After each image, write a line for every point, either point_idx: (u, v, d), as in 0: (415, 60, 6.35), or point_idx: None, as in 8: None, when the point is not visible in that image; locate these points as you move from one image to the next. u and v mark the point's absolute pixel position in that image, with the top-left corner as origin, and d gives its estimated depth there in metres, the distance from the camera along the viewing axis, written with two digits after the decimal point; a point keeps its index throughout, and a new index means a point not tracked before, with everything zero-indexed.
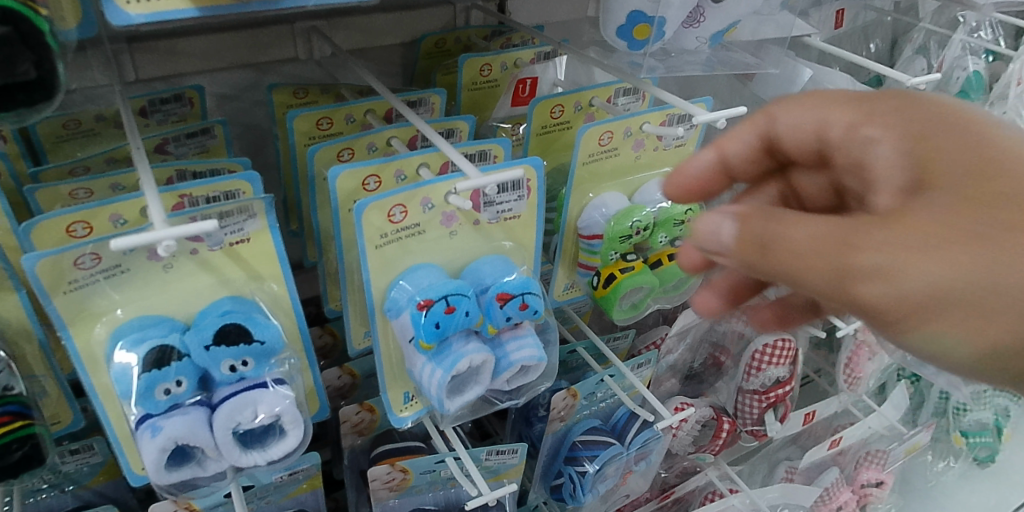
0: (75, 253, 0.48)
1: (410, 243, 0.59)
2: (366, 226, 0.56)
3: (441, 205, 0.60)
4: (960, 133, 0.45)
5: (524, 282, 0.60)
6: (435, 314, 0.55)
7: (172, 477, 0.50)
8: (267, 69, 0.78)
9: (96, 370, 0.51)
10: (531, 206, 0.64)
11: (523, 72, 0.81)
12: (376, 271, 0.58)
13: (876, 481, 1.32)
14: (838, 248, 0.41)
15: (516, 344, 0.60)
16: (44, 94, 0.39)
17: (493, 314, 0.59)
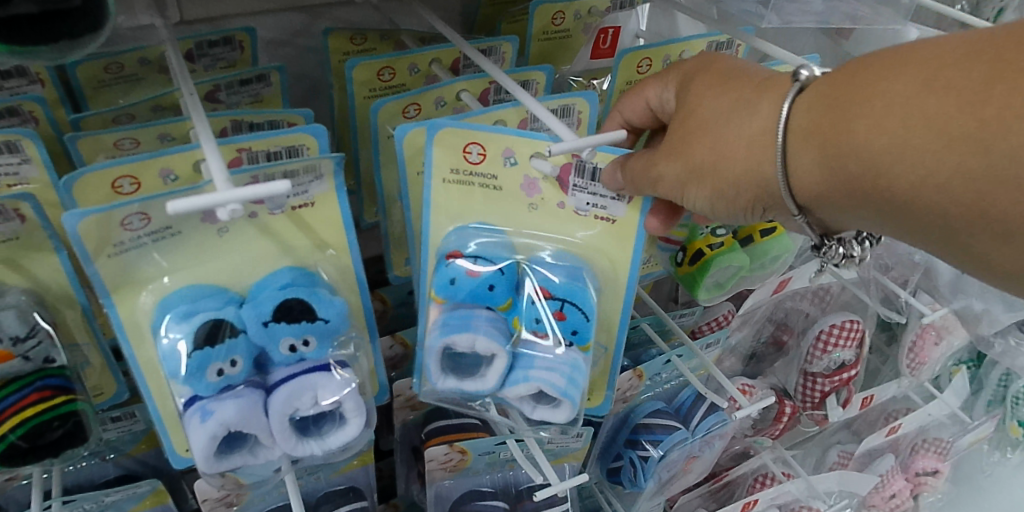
0: (122, 212, 0.42)
1: (481, 192, 0.55)
2: (438, 155, 0.52)
3: (525, 165, 0.54)
4: (713, 65, 0.54)
5: (574, 294, 0.54)
6: (457, 275, 0.52)
7: (223, 464, 0.45)
8: (321, 13, 0.71)
9: (141, 342, 0.46)
10: (632, 211, 0.56)
11: (602, 22, 0.73)
12: (438, 209, 0.54)
13: (933, 469, 1.25)
14: (678, 180, 0.53)
15: (536, 357, 0.53)
16: (89, 24, 0.33)
17: (525, 308, 0.53)
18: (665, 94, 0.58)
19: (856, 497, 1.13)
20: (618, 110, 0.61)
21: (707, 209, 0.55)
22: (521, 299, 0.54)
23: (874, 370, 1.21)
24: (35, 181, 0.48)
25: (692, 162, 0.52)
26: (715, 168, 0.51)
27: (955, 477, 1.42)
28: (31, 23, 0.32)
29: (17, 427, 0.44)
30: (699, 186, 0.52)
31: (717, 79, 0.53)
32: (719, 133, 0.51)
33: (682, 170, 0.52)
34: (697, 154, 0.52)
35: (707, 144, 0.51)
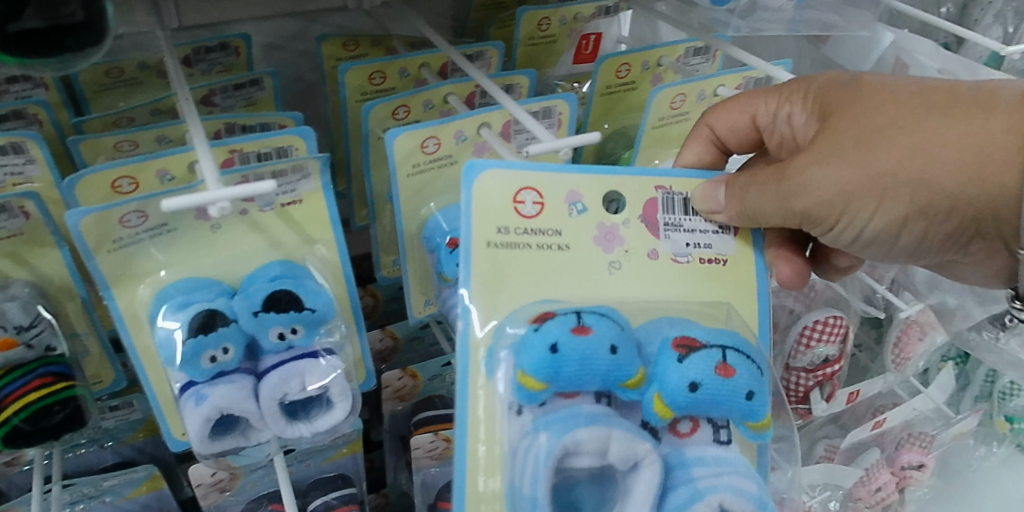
0: (120, 210, 0.45)
1: (537, 254, 0.50)
2: (477, 216, 0.48)
3: (594, 212, 0.51)
4: (853, 81, 0.53)
5: (732, 344, 0.48)
6: (568, 346, 0.44)
7: (217, 446, 0.48)
8: (316, 17, 0.74)
9: (139, 331, 0.49)
10: (740, 247, 0.55)
11: (585, 28, 0.76)
12: (484, 280, 0.48)
13: (917, 463, 1.26)
14: (823, 200, 0.51)
15: (708, 459, 0.46)
16: (92, 37, 0.36)
17: (671, 380, 0.46)
18: (794, 111, 0.57)
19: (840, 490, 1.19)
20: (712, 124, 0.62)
21: (901, 230, 0.53)
22: (666, 365, 0.46)
23: (861, 365, 1.21)
24: (38, 180, 0.51)
25: (867, 170, 0.49)
26: (929, 188, 0.49)
27: (944, 473, 1.42)
28: (40, 38, 0.35)
29: (21, 411, 0.47)
30: (890, 204, 0.51)
31: (889, 95, 0.51)
32: (925, 146, 0.49)
33: (848, 181, 0.50)
34: (892, 164, 0.49)
35: (912, 156, 0.49)
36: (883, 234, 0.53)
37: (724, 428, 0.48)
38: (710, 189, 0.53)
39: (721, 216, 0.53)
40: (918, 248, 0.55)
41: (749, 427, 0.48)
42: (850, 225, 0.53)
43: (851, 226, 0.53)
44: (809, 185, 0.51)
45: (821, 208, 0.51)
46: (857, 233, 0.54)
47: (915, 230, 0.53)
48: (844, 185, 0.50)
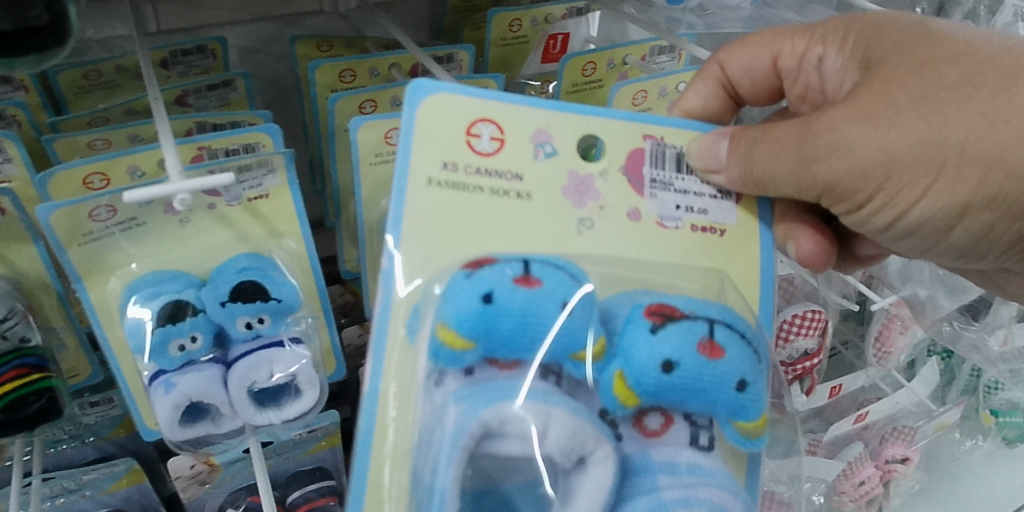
0: (90, 204, 0.47)
1: (487, 198, 0.45)
2: (419, 146, 0.45)
3: (565, 157, 0.47)
4: (894, 21, 0.52)
5: (721, 318, 0.43)
6: (504, 299, 0.41)
7: (186, 433, 0.50)
8: (293, 21, 0.75)
9: (111, 323, 0.50)
10: (743, 220, 0.49)
11: (554, 29, 0.78)
12: (415, 223, 0.44)
13: (901, 456, 1.22)
14: (858, 168, 0.48)
15: (680, 466, 0.41)
16: (54, 39, 0.38)
17: (638, 356, 0.41)
18: (826, 52, 0.56)
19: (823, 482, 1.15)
20: (727, 64, 0.62)
21: (957, 219, 0.51)
22: (635, 334, 0.43)
23: (843, 361, 1.19)
24: (14, 178, 0.53)
25: (929, 139, 0.46)
26: (1006, 170, 0.47)
27: (929, 465, 1.35)
28: (6, 40, 0.36)
29: None
30: (951, 185, 0.48)
31: (959, 50, 0.48)
32: (1004, 128, 0.46)
33: (885, 154, 0.47)
34: (961, 137, 0.46)
35: (992, 135, 0.46)
36: (928, 221, 0.52)
37: (705, 432, 0.43)
38: (709, 144, 0.48)
39: (718, 176, 0.48)
40: (973, 241, 0.54)
41: (735, 427, 0.43)
42: (885, 200, 0.50)
43: (891, 206, 0.51)
44: (844, 146, 0.47)
45: (851, 179, 0.49)
46: (894, 213, 0.51)
47: (964, 220, 0.51)
48: (880, 157, 0.47)
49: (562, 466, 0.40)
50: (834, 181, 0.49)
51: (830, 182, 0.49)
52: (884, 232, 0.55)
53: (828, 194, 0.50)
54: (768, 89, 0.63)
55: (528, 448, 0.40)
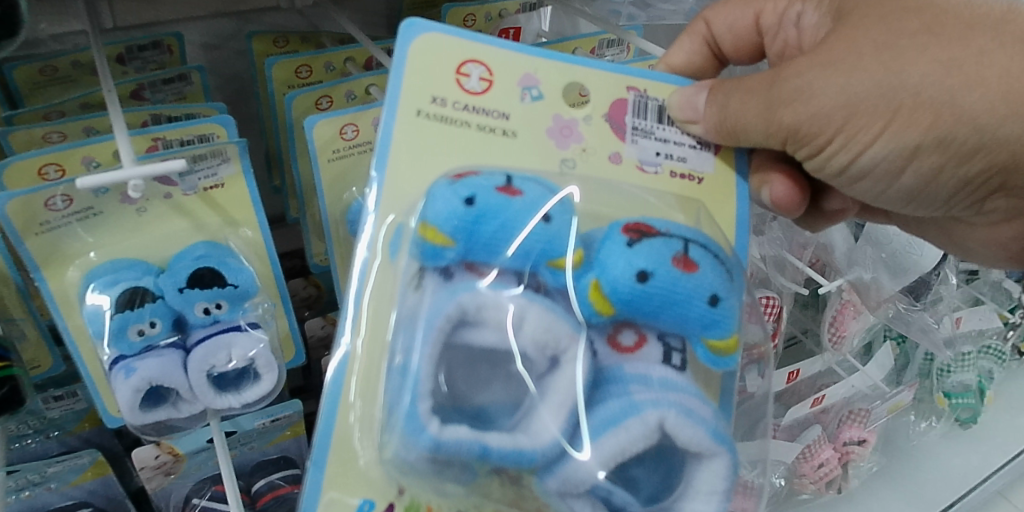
0: (46, 193, 0.48)
1: (474, 131, 0.49)
2: (411, 80, 0.49)
3: (550, 100, 0.51)
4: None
5: (697, 239, 0.46)
6: (485, 202, 0.45)
7: (147, 416, 0.51)
8: (249, 17, 0.75)
9: (69, 312, 0.51)
10: (720, 167, 0.54)
11: (505, 23, 0.80)
12: (400, 147, 0.48)
13: (859, 438, 1.13)
14: (820, 112, 0.53)
15: (652, 379, 0.42)
16: (6, 31, 0.39)
17: (613, 263, 0.44)
18: (803, 10, 0.61)
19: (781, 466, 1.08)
20: (713, 21, 0.66)
21: (908, 162, 0.56)
22: (611, 245, 0.45)
23: (804, 350, 1.11)
24: None
25: (887, 84, 0.51)
26: (955, 114, 0.52)
27: (885, 446, 1.28)
28: None
29: None
30: (903, 129, 0.53)
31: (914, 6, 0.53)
32: (958, 73, 0.51)
33: (845, 98, 0.52)
34: (916, 82, 0.51)
35: (945, 80, 0.51)
36: (882, 162, 0.56)
37: (678, 353, 0.44)
38: (689, 96, 0.52)
39: (696, 127, 0.52)
40: (925, 183, 0.59)
41: (706, 345, 0.45)
42: (847, 144, 0.55)
43: (851, 149, 0.55)
44: (806, 91, 0.53)
45: (813, 122, 0.53)
46: (854, 155, 0.56)
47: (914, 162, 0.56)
48: (841, 101, 0.52)
49: (536, 361, 0.43)
50: (798, 124, 0.54)
51: (795, 126, 0.54)
52: (840, 176, 0.59)
53: (792, 138, 0.55)
54: (749, 49, 0.68)
55: (503, 337, 0.43)
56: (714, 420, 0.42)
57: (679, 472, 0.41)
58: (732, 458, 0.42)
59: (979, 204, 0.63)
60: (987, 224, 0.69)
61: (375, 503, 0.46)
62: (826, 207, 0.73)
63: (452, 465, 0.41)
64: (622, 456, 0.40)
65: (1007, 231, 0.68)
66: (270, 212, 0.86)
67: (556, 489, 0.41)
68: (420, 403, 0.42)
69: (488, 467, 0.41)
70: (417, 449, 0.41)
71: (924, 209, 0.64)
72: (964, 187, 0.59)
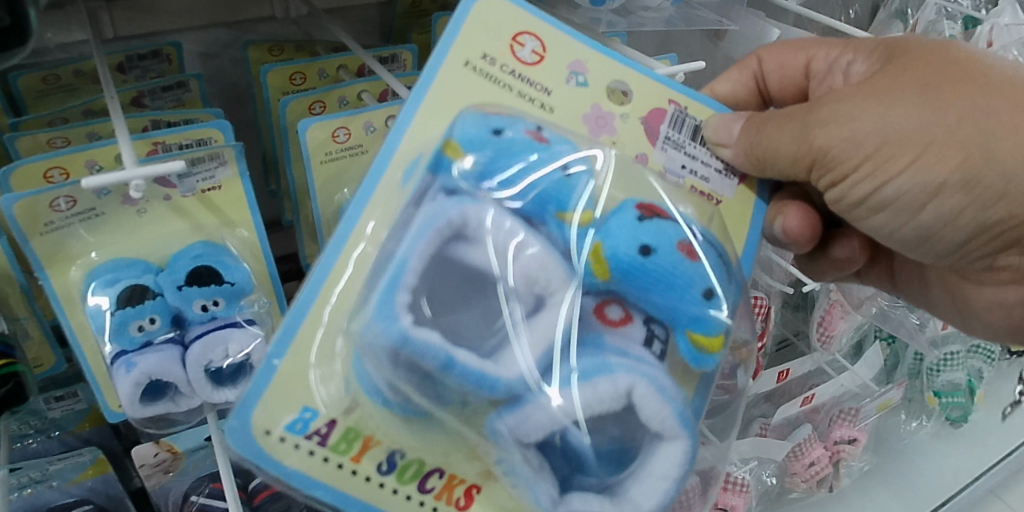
0: (50, 195, 0.50)
1: (510, 94, 0.53)
2: (467, 36, 0.53)
3: (593, 90, 0.55)
4: (920, 41, 0.58)
5: (702, 236, 0.49)
6: (512, 136, 0.50)
7: (147, 410, 0.53)
8: (246, 27, 0.77)
9: (72, 309, 0.53)
10: (739, 197, 0.58)
11: None
12: (443, 89, 0.52)
13: (850, 437, 1.13)
14: (853, 138, 0.55)
15: (630, 354, 0.44)
16: (15, 39, 0.41)
17: (618, 234, 0.46)
18: (854, 59, 0.62)
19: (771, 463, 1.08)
20: (762, 59, 0.70)
21: (929, 199, 0.58)
22: (625, 214, 0.47)
23: (795, 351, 1.13)
24: None
25: (924, 120, 0.54)
26: (986, 157, 0.55)
27: (876, 446, 1.28)
28: None
29: None
30: (932, 164, 0.55)
31: (949, 54, 0.56)
32: (996, 119, 0.54)
33: (881, 133, 0.55)
34: (953, 121, 0.54)
35: (983, 125, 0.54)
36: (906, 197, 0.58)
37: (659, 343, 0.46)
38: (725, 122, 0.56)
39: (727, 150, 0.56)
40: (940, 224, 0.60)
41: (689, 338, 0.47)
42: (878, 172, 0.57)
43: (877, 178, 0.57)
44: (843, 117, 0.55)
45: (838, 148, 0.56)
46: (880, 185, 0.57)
47: (939, 204, 0.58)
48: (879, 134, 0.55)
49: (523, 295, 0.45)
50: (828, 149, 0.56)
51: (823, 150, 0.56)
52: (858, 207, 0.61)
53: (817, 162, 0.57)
54: (794, 93, 0.70)
55: (494, 262, 0.45)
56: (682, 405, 0.45)
57: (636, 442, 0.44)
58: (689, 446, 0.45)
59: (992, 258, 0.65)
60: (992, 286, 0.70)
61: (318, 417, 0.47)
62: (832, 254, 0.74)
63: (413, 369, 0.42)
64: (590, 411, 0.43)
65: (1011, 295, 0.69)
66: (266, 217, 0.88)
67: (510, 428, 0.43)
68: (401, 294, 0.43)
69: (449, 380, 0.42)
70: (385, 337, 0.42)
71: (934, 255, 0.65)
72: (979, 235, 0.61)
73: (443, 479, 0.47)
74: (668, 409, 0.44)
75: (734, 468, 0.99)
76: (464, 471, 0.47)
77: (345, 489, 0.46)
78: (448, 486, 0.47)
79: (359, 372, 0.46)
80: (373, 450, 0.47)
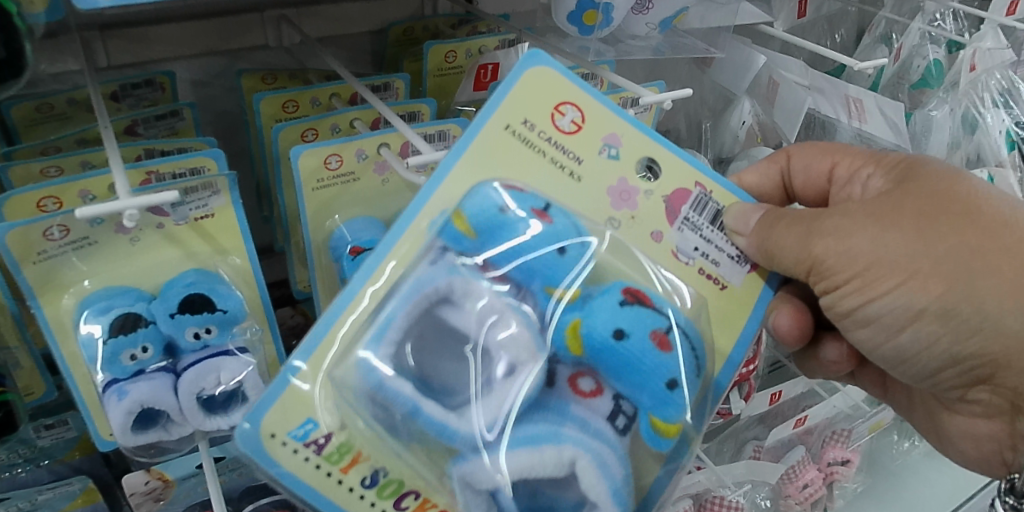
0: (44, 224, 0.50)
1: (541, 160, 0.53)
2: (512, 101, 0.53)
3: (624, 168, 0.54)
4: (936, 166, 0.58)
5: (680, 323, 0.49)
6: (518, 214, 0.50)
7: (139, 439, 0.53)
8: (240, 55, 0.78)
9: (65, 339, 0.53)
10: (749, 289, 0.56)
11: (482, 58, 0.79)
12: (482, 146, 0.53)
13: (842, 458, 1.11)
14: (847, 252, 0.55)
15: (591, 427, 0.45)
16: (10, 71, 0.42)
17: (599, 314, 0.47)
18: (873, 173, 0.61)
19: (766, 485, 1.09)
20: (791, 155, 0.68)
21: (908, 323, 0.57)
22: (611, 296, 0.48)
23: (786, 373, 1.14)
24: None
25: (914, 247, 0.54)
26: (967, 292, 0.55)
27: (869, 466, 1.26)
28: None
29: None
30: (914, 291, 0.55)
31: (958, 185, 0.56)
32: (982, 259, 0.54)
33: (867, 257, 0.55)
34: (941, 253, 0.54)
35: (970, 263, 0.55)
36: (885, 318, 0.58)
37: (624, 417, 0.47)
38: (745, 212, 0.55)
39: (742, 239, 0.55)
40: (916, 350, 0.59)
41: (651, 422, 0.47)
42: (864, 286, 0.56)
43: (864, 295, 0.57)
44: (841, 230, 0.55)
45: (832, 260, 0.55)
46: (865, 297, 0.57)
47: (913, 330, 0.58)
48: (872, 252, 0.55)
49: (492, 358, 0.46)
50: (823, 258, 0.55)
51: (817, 259, 0.55)
52: (844, 318, 0.60)
53: (813, 270, 0.56)
54: (817, 194, 0.67)
55: (474, 324, 0.47)
56: (621, 483, 0.45)
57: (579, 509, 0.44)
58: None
59: (962, 390, 0.64)
60: (967, 416, 0.68)
61: (318, 428, 0.47)
62: (821, 355, 0.72)
63: (381, 410, 0.45)
64: (529, 474, 0.44)
65: (983, 429, 0.67)
66: (259, 243, 0.88)
67: (460, 476, 0.44)
68: (381, 347, 0.46)
69: (412, 427, 0.45)
70: (363, 381, 0.45)
71: (909, 378, 0.63)
72: (951, 365, 0.60)
73: (418, 501, 0.47)
74: (608, 487, 0.44)
75: (728, 491, 0.98)
76: (439, 498, 0.46)
77: (328, 496, 0.47)
78: (421, 508, 0.47)
79: (344, 397, 0.47)
80: (360, 466, 0.47)
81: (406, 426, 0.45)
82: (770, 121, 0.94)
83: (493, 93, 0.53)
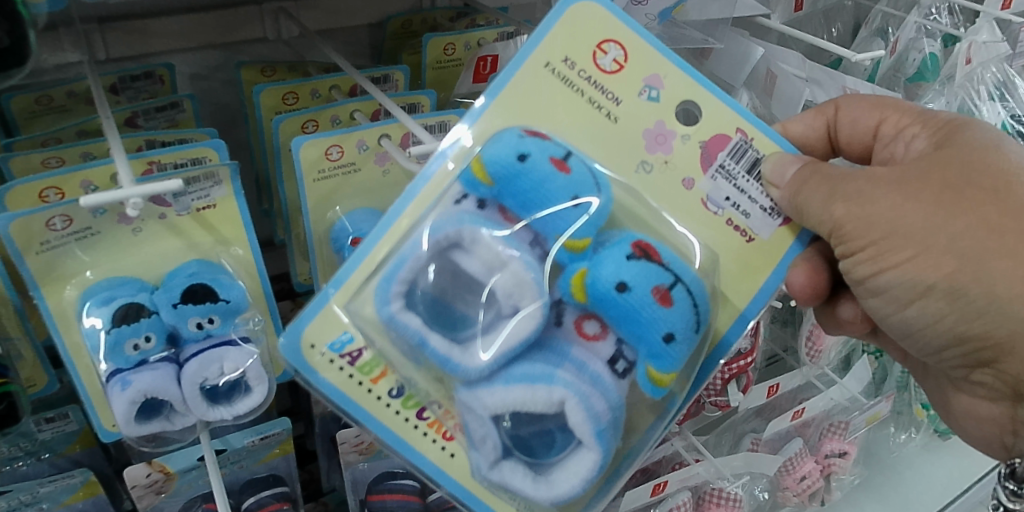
0: (45, 215, 0.51)
1: (575, 98, 0.54)
2: (555, 38, 0.54)
3: (660, 110, 0.54)
4: (980, 129, 0.58)
5: (687, 281, 0.49)
6: (535, 164, 0.49)
7: (142, 429, 0.53)
8: (238, 48, 0.78)
9: (67, 329, 0.53)
10: (778, 239, 0.55)
11: (483, 50, 0.77)
12: (520, 81, 0.54)
13: (840, 450, 1.12)
14: (866, 217, 0.55)
15: (587, 369, 0.48)
16: (14, 60, 0.42)
17: (604, 268, 0.48)
18: (918, 133, 0.61)
19: (763, 477, 1.08)
20: (840, 108, 0.67)
21: (915, 298, 0.58)
22: (623, 248, 0.49)
23: (783, 365, 1.14)
24: None
25: (933, 220, 0.54)
26: (977, 272, 0.55)
27: (867, 459, 1.26)
28: None
29: None
30: (926, 266, 0.56)
31: (985, 154, 0.56)
32: (998, 237, 0.54)
33: (879, 229, 0.55)
34: (959, 229, 0.54)
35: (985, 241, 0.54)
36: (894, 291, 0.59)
37: (625, 362, 0.49)
38: (781, 164, 0.54)
39: (778, 191, 0.54)
40: (922, 324, 0.60)
41: (649, 373, 0.48)
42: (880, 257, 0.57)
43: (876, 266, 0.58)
44: (868, 194, 0.56)
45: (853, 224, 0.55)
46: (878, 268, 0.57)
47: (923, 305, 0.58)
48: (888, 222, 0.55)
49: (499, 304, 0.48)
50: (844, 224, 0.55)
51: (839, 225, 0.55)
52: (855, 285, 0.61)
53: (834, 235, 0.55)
54: (861, 149, 0.67)
55: (489, 273, 0.48)
56: (605, 423, 0.47)
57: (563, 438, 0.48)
58: (601, 463, 0.48)
59: (966, 371, 0.64)
60: (971, 396, 0.68)
61: (354, 341, 0.52)
62: (838, 314, 0.72)
63: (395, 340, 0.49)
64: (519, 408, 0.47)
65: (985, 410, 0.67)
66: (259, 236, 0.88)
67: (462, 400, 0.48)
68: (393, 285, 0.49)
69: (421, 355, 0.48)
70: (377, 314, 0.49)
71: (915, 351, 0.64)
72: (954, 346, 0.61)
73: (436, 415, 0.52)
74: (586, 430, 0.47)
75: (726, 483, 0.99)
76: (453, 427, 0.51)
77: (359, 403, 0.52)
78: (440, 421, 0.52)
79: (361, 327, 0.50)
80: (385, 380, 0.52)
81: (417, 357, 0.49)
82: (767, 113, 0.93)
83: (537, 28, 0.54)
